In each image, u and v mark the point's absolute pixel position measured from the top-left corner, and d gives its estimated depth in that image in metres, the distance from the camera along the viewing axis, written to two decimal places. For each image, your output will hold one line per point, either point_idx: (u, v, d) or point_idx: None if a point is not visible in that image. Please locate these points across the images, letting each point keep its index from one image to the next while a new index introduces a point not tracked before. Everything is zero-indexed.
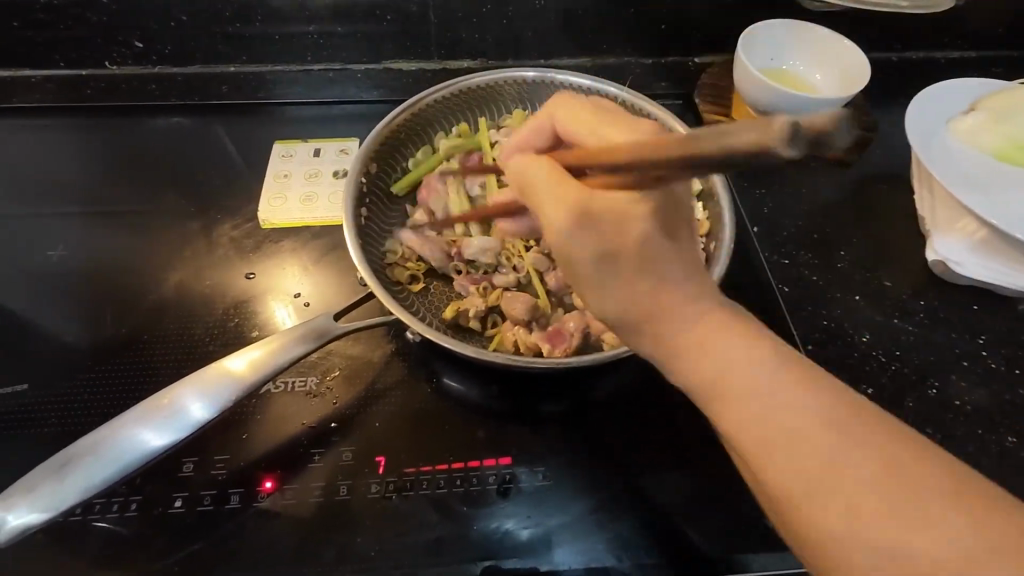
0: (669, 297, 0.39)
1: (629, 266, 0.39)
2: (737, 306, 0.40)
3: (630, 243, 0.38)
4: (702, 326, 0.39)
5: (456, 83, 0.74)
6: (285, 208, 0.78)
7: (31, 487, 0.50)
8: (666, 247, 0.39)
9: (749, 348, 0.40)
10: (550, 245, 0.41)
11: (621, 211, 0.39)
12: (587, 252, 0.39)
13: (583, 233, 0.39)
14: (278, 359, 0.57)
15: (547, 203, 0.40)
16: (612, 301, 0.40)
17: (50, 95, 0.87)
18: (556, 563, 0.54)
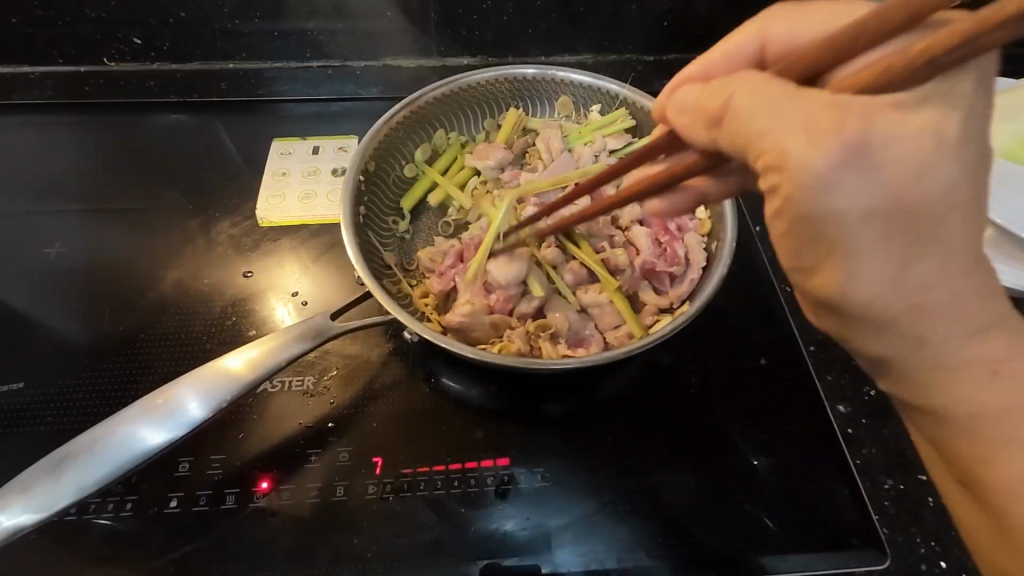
0: (844, 185, 0.31)
1: (888, 224, 0.32)
2: (921, 206, 0.31)
3: (923, 199, 0.31)
4: (927, 284, 0.33)
5: (456, 80, 0.73)
6: (283, 206, 0.78)
7: (27, 487, 0.50)
8: (960, 202, 0.32)
9: (908, 260, 0.33)
10: (784, 194, 0.33)
11: (906, 133, 0.30)
12: (859, 208, 0.32)
13: (859, 171, 0.31)
14: (276, 357, 0.57)
15: (779, 131, 0.32)
16: (871, 280, 0.33)
17: (49, 91, 0.87)
18: (556, 565, 0.54)
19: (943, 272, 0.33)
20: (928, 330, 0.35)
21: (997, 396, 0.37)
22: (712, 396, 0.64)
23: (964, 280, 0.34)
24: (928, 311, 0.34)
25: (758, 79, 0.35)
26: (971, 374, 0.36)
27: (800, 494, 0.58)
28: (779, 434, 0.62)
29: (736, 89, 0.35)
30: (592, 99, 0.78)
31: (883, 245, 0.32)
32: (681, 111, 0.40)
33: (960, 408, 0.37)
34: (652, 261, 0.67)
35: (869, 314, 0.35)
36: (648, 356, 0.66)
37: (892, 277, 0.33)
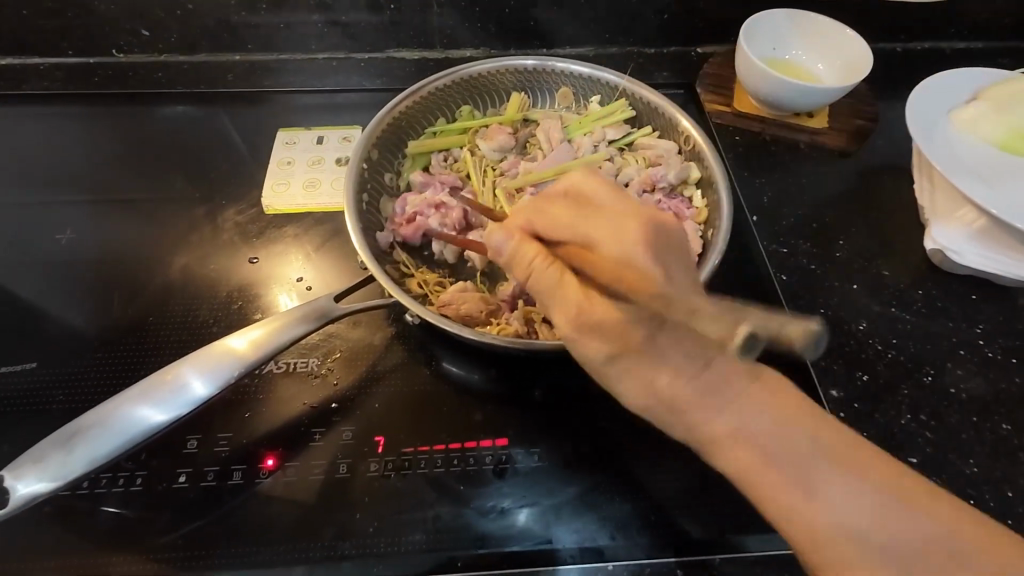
0: (626, 296, 0.43)
1: (606, 339, 0.43)
2: (677, 304, 0.42)
3: (600, 309, 0.44)
4: (676, 394, 0.41)
5: (457, 70, 0.75)
6: (288, 194, 0.79)
7: (40, 458, 0.52)
8: (651, 295, 0.41)
9: (675, 348, 0.42)
10: (561, 334, 0.47)
11: (664, 235, 0.43)
12: (602, 357, 0.44)
13: (628, 297, 0.43)
14: (279, 338, 0.58)
15: (553, 299, 0.47)
16: (666, 364, 0.42)
17: (59, 82, 0.89)
18: (550, 543, 0.55)
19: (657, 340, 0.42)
20: (730, 418, 0.40)
21: (825, 486, 0.38)
22: None
23: (686, 355, 0.42)
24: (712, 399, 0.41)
25: (533, 256, 0.47)
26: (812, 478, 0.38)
27: None
28: None
29: (523, 265, 0.47)
30: (592, 90, 0.79)
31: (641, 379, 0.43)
32: (499, 248, 0.49)
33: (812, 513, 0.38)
34: None
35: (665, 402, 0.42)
36: None
37: (677, 360, 0.42)
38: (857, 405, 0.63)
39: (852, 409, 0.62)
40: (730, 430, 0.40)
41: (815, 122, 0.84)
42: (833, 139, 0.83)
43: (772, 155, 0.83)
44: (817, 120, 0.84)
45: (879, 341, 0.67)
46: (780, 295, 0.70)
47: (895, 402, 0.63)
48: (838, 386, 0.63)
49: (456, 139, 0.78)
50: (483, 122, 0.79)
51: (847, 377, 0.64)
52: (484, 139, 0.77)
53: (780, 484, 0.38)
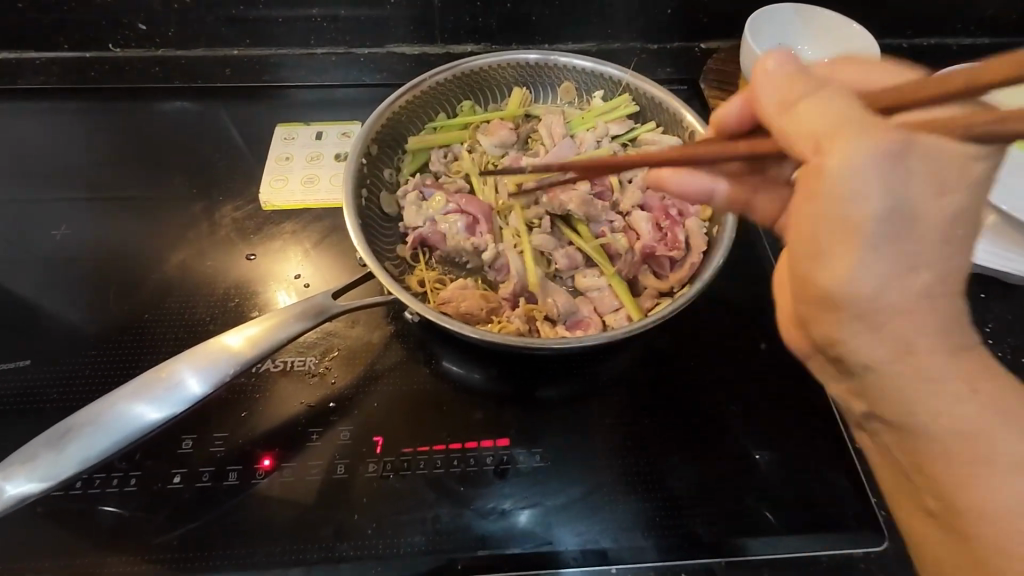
0: (877, 175, 0.32)
1: (891, 226, 0.33)
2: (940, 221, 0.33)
3: (896, 202, 0.33)
4: (908, 307, 0.34)
5: (458, 64, 0.74)
6: (286, 190, 0.78)
7: (30, 458, 0.50)
8: (949, 235, 0.34)
9: (912, 261, 0.34)
10: (819, 176, 0.34)
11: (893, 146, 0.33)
12: (886, 185, 0.32)
13: (896, 171, 0.32)
14: (276, 335, 0.57)
15: (838, 129, 0.33)
16: (868, 275, 0.34)
17: (54, 77, 0.88)
18: (551, 545, 0.54)
19: (935, 299, 0.34)
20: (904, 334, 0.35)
21: (986, 468, 0.36)
22: (711, 379, 0.64)
23: (952, 319, 0.35)
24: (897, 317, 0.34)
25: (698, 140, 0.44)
26: (965, 463, 0.36)
27: (796, 479, 0.59)
28: (775, 419, 0.62)
29: (685, 148, 0.43)
30: (595, 85, 0.78)
31: (871, 320, 0.35)
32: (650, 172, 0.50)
33: (970, 498, 0.36)
34: (653, 245, 0.67)
35: (875, 336, 0.35)
36: (648, 340, 0.66)
37: (902, 272, 0.34)
38: None
39: None
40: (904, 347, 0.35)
41: None
42: None
43: None
44: None
45: None
46: None
47: None
48: None
49: (456, 134, 0.77)
50: (484, 117, 0.78)
51: None
52: (486, 136, 0.76)
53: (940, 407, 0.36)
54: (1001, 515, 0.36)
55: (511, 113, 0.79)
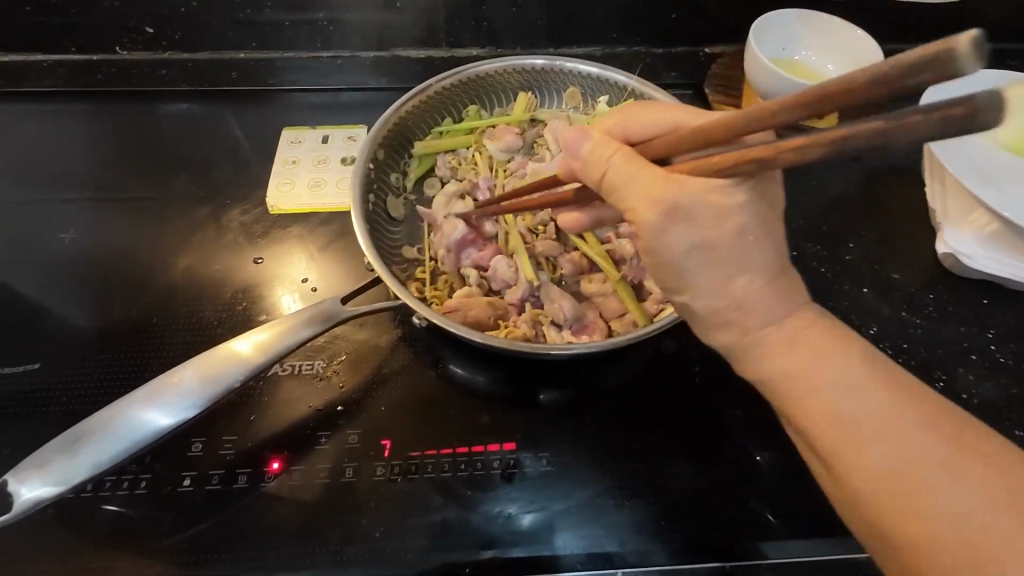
0: (671, 231, 0.41)
1: (706, 253, 0.42)
2: (733, 242, 0.41)
3: (728, 235, 0.41)
4: (751, 294, 0.43)
5: (464, 69, 0.74)
6: (292, 194, 0.78)
7: (44, 462, 0.51)
8: (752, 237, 0.42)
9: (735, 279, 0.42)
10: (641, 235, 0.43)
11: (716, 201, 0.41)
12: (685, 244, 0.42)
13: (678, 226, 0.41)
14: (285, 341, 0.58)
15: (634, 190, 0.42)
16: (706, 296, 0.43)
17: (61, 79, 0.88)
18: (557, 549, 0.55)
19: (762, 285, 0.43)
20: (752, 328, 0.44)
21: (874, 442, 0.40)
22: (715, 383, 0.64)
23: (785, 294, 0.43)
24: (753, 315, 0.43)
25: (613, 151, 0.44)
26: (825, 409, 0.42)
27: (800, 483, 0.59)
28: (780, 423, 0.62)
29: (604, 160, 0.44)
30: (600, 90, 0.78)
31: (744, 325, 0.44)
32: (577, 157, 0.47)
33: (834, 433, 0.41)
34: None
35: (719, 319, 0.44)
36: (653, 345, 0.67)
37: (722, 290, 0.43)
38: None
39: None
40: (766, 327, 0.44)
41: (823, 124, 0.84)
42: None
43: None
44: None
45: (888, 346, 0.67)
46: None
47: None
48: None
49: (464, 139, 0.77)
50: (491, 122, 0.79)
51: None
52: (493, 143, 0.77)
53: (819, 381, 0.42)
54: (914, 477, 0.39)
55: (517, 118, 0.79)
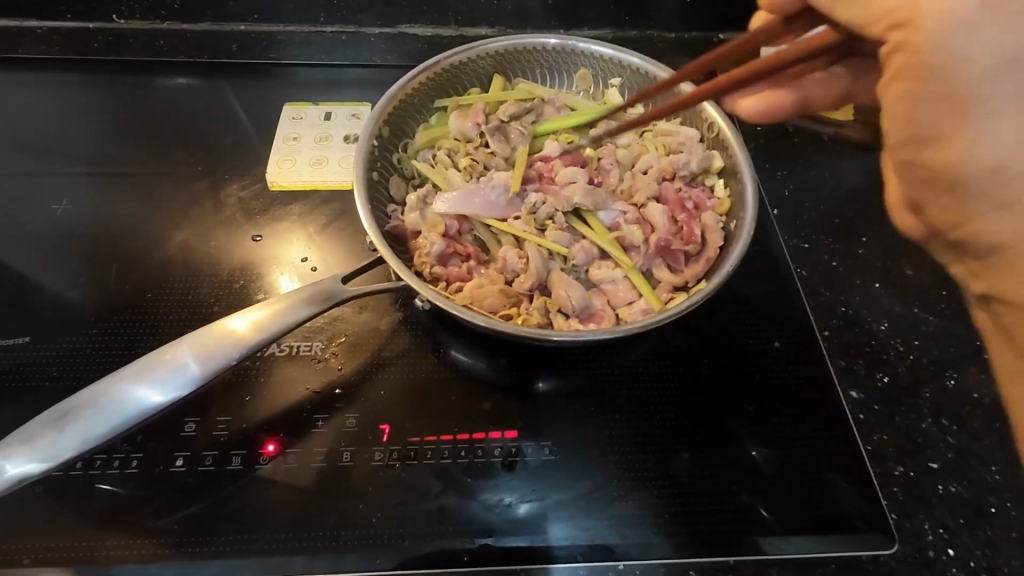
0: (970, 36, 0.35)
1: (1015, 76, 0.35)
2: (994, 71, 0.35)
3: (976, 76, 0.36)
4: (1016, 151, 0.36)
5: (474, 46, 0.72)
6: (293, 170, 0.76)
7: (30, 437, 0.49)
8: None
9: (1004, 99, 0.36)
10: (898, 56, 0.38)
11: (979, 17, 0.35)
12: (971, 45, 0.35)
13: (975, 22, 0.35)
14: (282, 320, 0.56)
15: (899, 4, 0.38)
16: (995, 137, 0.36)
17: (56, 47, 0.86)
18: (557, 539, 0.53)
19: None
20: (1011, 167, 0.36)
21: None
22: (722, 376, 0.63)
23: None
24: (1018, 166, 0.36)
25: None
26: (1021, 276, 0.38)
27: (805, 478, 0.58)
28: (786, 418, 0.61)
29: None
30: (612, 73, 0.76)
31: (1003, 198, 0.37)
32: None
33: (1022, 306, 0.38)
34: (668, 238, 0.66)
35: (995, 179, 0.37)
36: (659, 335, 0.65)
37: (1000, 119, 0.36)
38: (877, 406, 0.62)
39: (870, 412, 0.62)
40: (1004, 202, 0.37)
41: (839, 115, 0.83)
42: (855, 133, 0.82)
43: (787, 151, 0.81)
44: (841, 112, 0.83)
45: (902, 342, 0.66)
46: (800, 295, 0.69)
47: (911, 406, 0.62)
48: (857, 386, 0.63)
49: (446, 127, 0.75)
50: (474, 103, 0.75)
51: (865, 379, 0.63)
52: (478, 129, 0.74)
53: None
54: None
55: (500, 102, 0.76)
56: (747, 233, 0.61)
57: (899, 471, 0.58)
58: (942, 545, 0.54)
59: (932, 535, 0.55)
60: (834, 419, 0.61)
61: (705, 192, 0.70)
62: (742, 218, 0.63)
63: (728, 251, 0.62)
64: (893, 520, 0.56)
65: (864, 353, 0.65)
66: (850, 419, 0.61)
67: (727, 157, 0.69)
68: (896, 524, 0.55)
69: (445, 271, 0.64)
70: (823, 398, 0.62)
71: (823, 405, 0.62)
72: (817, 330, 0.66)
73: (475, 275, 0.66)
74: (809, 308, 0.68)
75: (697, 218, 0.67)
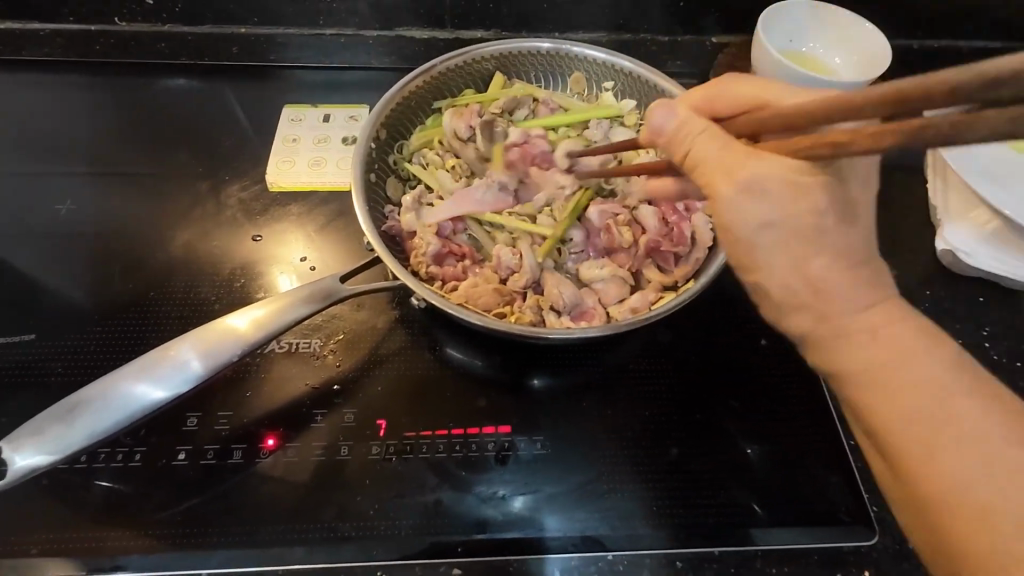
0: (770, 210, 0.39)
1: (784, 231, 0.39)
2: (812, 226, 0.39)
3: (810, 212, 0.39)
4: (831, 278, 0.39)
5: (469, 51, 0.74)
6: (293, 171, 0.78)
7: (38, 430, 0.51)
8: (829, 224, 0.39)
9: (805, 258, 0.39)
10: (711, 209, 0.41)
11: (790, 192, 0.39)
12: (759, 219, 0.39)
13: (746, 197, 0.39)
14: (281, 319, 0.58)
15: (708, 166, 0.41)
16: (779, 275, 0.40)
17: (59, 49, 0.87)
18: (549, 531, 0.55)
19: (853, 276, 0.39)
20: (852, 330, 0.40)
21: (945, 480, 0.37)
22: (711, 374, 0.65)
23: (868, 286, 0.40)
24: (863, 356, 0.40)
25: (705, 126, 0.43)
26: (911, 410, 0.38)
27: (789, 472, 0.60)
28: (773, 414, 0.63)
29: (689, 137, 0.43)
30: (605, 76, 0.78)
31: (849, 340, 0.40)
32: (658, 134, 0.45)
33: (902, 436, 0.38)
34: (658, 239, 0.67)
35: (793, 302, 0.41)
36: (649, 334, 0.67)
37: (792, 268, 0.39)
38: None
39: None
40: (864, 356, 0.40)
41: None
42: None
43: None
44: None
45: None
46: None
47: None
48: None
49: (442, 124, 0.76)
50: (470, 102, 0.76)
51: None
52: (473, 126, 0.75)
53: (915, 402, 0.38)
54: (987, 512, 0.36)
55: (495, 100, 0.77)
56: None
57: None
58: None
59: None
60: (819, 415, 0.63)
61: None
62: None
63: (717, 252, 0.63)
64: (874, 513, 0.57)
65: None
66: (834, 415, 0.63)
67: None
68: (877, 517, 0.57)
69: (441, 269, 0.66)
70: (809, 394, 0.64)
71: (809, 402, 0.63)
72: None
73: (468, 274, 0.67)
74: None
75: (688, 219, 0.68)
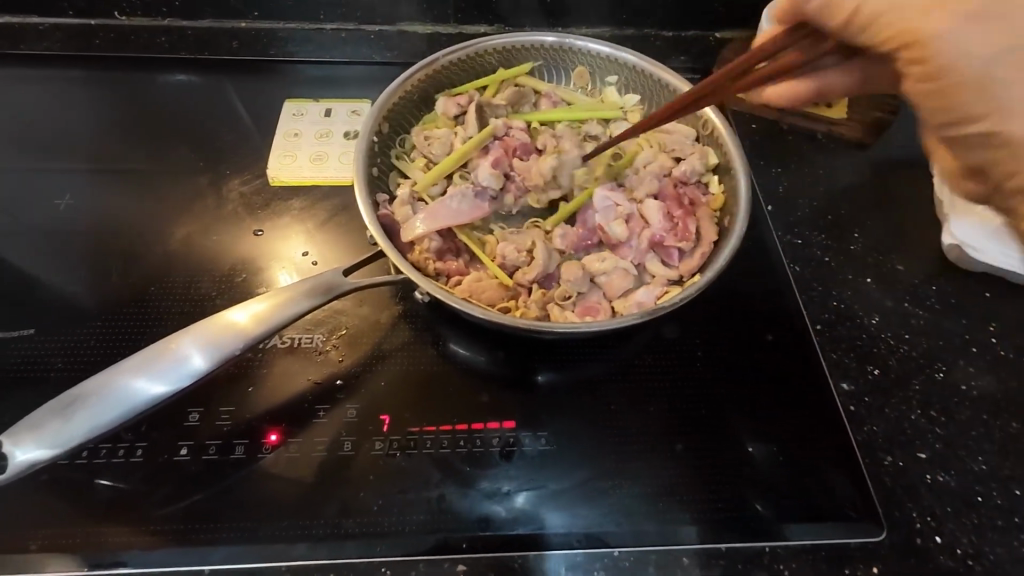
0: (960, 33, 0.47)
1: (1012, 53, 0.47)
2: (967, 76, 0.48)
3: (972, 77, 0.48)
4: (1015, 99, 0.48)
5: (472, 45, 0.73)
6: (294, 166, 0.77)
7: (36, 425, 0.51)
8: (1012, 59, 0.47)
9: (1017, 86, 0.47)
10: (923, 49, 0.49)
11: (942, 19, 0.48)
12: (988, 55, 0.47)
13: (969, 21, 0.47)
14: (282, 312, 0.57)
15: (909, 19, 0.49)
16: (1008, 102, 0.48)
17: (57, 44, 0.86)
18: (554, 527, 0.55)
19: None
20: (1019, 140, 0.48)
21: None
22: (716, 369, 0.64)
23: None
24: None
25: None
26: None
27: (796, 467, 0.59)
28: (779, 409, 0.62)
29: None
30: (608, 70, 0.77)
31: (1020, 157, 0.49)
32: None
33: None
34: (663, 234, 0.67)
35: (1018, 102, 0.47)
36: (654, 329, 0.66)
37: (1000, 97, 0.48)
38: (868, 397, 0.63)
39: (861, 403, 0.63)
40: None
41: (833, 113, 0.85)
42: (848, 130, 0.84)
43: (782, 148, 0.82)
44: (835, 110, 0.85)
45: (891, 335, 0.67)
46: (793, 289, 0.70)
47: (901, 397, 0.63)
48: (848, 378, 0.64)
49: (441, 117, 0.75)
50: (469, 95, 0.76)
51: (856, 371, 0.65)
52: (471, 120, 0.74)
53: None
54: None
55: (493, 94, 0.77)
56: (740, 228, 0.62)
57: (888, 461, 0.60)
58: (929, 532, 0.56)
59: (919, 522, 0.56)
60: (825, 410, 0.62)
61: (701, 188, 0.71)
62: (736, 213, 0.65)
63: (722, 245, 0.63)
64: (882, 509, 0.57)
65: (856, 346, 0.66)
66: (841, 410, 0.62)
67: (722, 155, 0.70)
68: (885, 512, 0.57)
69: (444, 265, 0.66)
70: (815, 389, 0.63)
71: (815, 397, 0.63)
72: (809, 324, 0.68)
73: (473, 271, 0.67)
74: (802, 303, 0.69)
75: (693, 214, 0.68)
